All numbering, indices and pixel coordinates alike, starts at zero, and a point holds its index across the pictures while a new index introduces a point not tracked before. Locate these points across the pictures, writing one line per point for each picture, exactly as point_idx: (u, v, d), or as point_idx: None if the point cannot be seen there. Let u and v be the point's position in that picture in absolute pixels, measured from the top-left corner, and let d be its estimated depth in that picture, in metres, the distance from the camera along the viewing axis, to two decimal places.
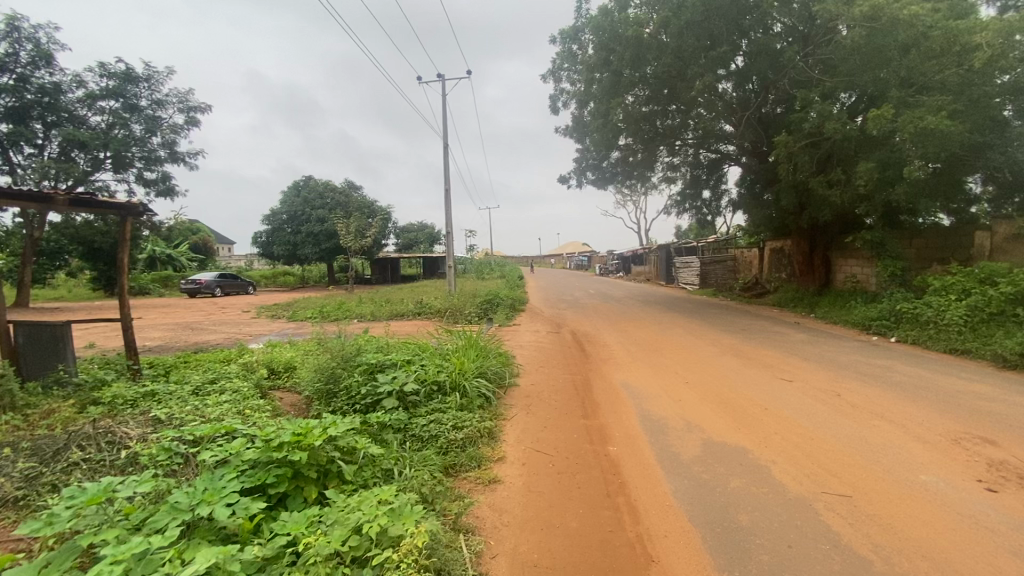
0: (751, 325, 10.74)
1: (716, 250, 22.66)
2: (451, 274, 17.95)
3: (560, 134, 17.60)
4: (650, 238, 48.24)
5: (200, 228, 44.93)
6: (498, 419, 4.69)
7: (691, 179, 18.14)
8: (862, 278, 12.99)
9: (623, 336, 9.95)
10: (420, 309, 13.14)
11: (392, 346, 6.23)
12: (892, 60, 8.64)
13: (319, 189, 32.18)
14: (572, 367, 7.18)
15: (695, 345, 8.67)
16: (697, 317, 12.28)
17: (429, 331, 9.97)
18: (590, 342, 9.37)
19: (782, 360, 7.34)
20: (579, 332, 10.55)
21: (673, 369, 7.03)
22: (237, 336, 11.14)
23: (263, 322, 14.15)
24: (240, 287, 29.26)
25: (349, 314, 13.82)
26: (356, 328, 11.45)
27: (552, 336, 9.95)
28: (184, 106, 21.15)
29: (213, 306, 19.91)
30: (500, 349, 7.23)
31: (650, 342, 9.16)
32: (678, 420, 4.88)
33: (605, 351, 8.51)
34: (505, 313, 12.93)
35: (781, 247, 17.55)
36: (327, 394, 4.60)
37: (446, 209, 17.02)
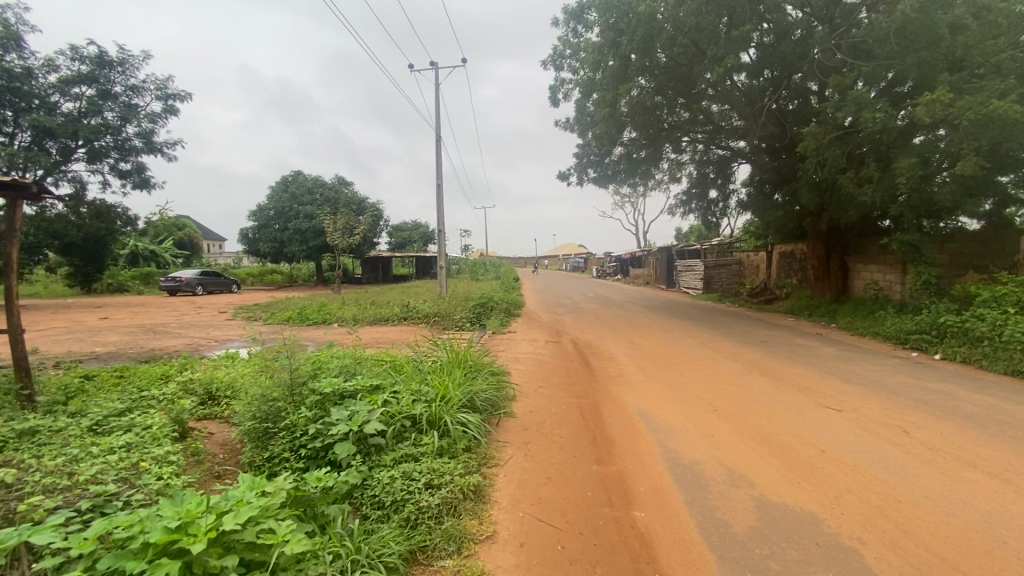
0: (771, 336, 9.75)
1: (719, 253, 21.73)
2: (442, 276, 16.84)
3: (561, 127, 16.58)
4: (647, 239, 47.66)
5: (185, 223, 43.48)
6: (487, 467, 3.64)
7: (697, 178, 17.19)
8: (884, 286, 12.06)
9: (630, 348, 8.92)
10: (405, 313, 12.06)
11: (360, 364, 5.16)
12: (943, 40, 7.74)
13: (308, 184, 31.09)
14: (577, 387, 6.13)
15: (714, 360, 7.65)
16: (709, 325, 11.26)
17: (414, 340, 8.88)
18: (595, 355, 8.31)
19: (819, 381, 6.36)
20: (581, 342, 9.53)
21: (695, 390, 6.01)
22: (200, 342, 10.00)
23: (236, 326, 13.00)
24: (223, 286, 28.04)
25: (329, 317, 12.69)
26: (332, 335, 10.33)
27: (552, 347, 8.88)
28: (162, 93, 20.07)
29: (188, 306, 18.73)
30: (493, 365, 6.18)
31: (662, 356, 8.12)
32: (716, 468, 3.86)
33: (613, 366, 7.47)
34: (500, 320, 11.85)
35: (792, 251, 16.62)
36: (264, 434, 3.52)
37: (438, 205, 15.94)
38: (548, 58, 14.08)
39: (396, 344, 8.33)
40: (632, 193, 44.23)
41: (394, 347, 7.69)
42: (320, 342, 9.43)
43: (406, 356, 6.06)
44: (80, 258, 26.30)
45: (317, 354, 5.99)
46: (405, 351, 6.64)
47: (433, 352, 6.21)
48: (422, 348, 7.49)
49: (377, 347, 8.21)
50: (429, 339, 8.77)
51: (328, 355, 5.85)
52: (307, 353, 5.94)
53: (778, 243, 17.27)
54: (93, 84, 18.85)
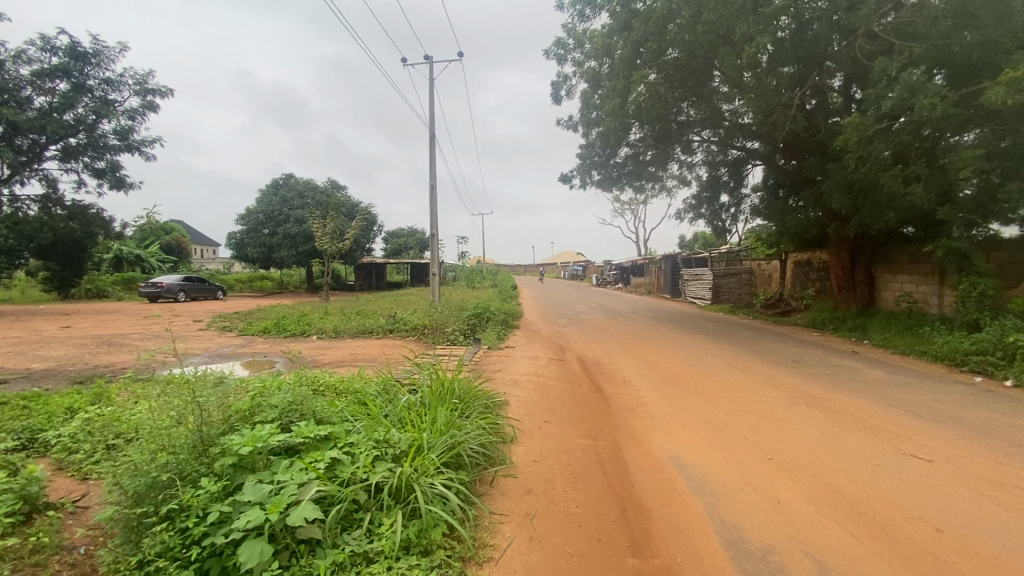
0: (803, 355, 8.66)
1: (727, 262, 20.79)
2: (435, 284, 15.68)
3: (562, 126, 15.59)
4: (647, 248, 46.99)
5: (173, 227, 42.26)
6: (476, 568, 2.52)
7: (708, 181, 16.21)
8: (919, 299, 11.03)
9: (645, 367, 7.82)
10: (392, 326, 10.73)
11: (313, 397, 4.05)
12: (1014, 13, 6.97)
13: (299, 188, 30.10)
14: (590, 423, 5.01)
15: (746, 385, 6.56)
16: (729, 341, 10.16)
17: (399, 360, 7.72)
18: (605, 376, 7.21)
19: (882, 416, 5.27)
20: (589, 359, 8.41)
21: (736, 427, 4.91)
22: (157, 358, 8.83)
23: (206, 337, 11.84)
24: (208, 292, 26.85)
25: (309, 329, 11.54)
26: (307, 351, 9.17)
27: (557, 367, 7.75)
28: (141, 88, 19.04)
29: (165, 315, 17.59)
30: (490, 396, 5.05)
31: (683, 378, 7.03)
32: (803, 562, 2.72)
33: (628, 391, 6.37)
34: (496, 333, 10.73)
35: (808, 261, 15.65)
36: (142, 521, 2.41)
37: (431, 208, 14.89)
38: (551, 48, 13.17)
39: (375, 366, 7.14)
40: (633, 201, 43.60)
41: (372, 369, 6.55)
42: (291, 362, 8.28)
43: (380, 385, 4.96)
44: (57, 262, 25.12)
45: (267, 381, 4.86)
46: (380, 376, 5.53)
47: (412, 380, 5.09)
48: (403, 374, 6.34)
49: (352, 369, 7.04)
50: (415, 357, 7.64)
51: (280, 383, 4.72)
52: (255, 381, 4.81)
53: (792, 251, 16.33)
54: (67, 77, 17.84)
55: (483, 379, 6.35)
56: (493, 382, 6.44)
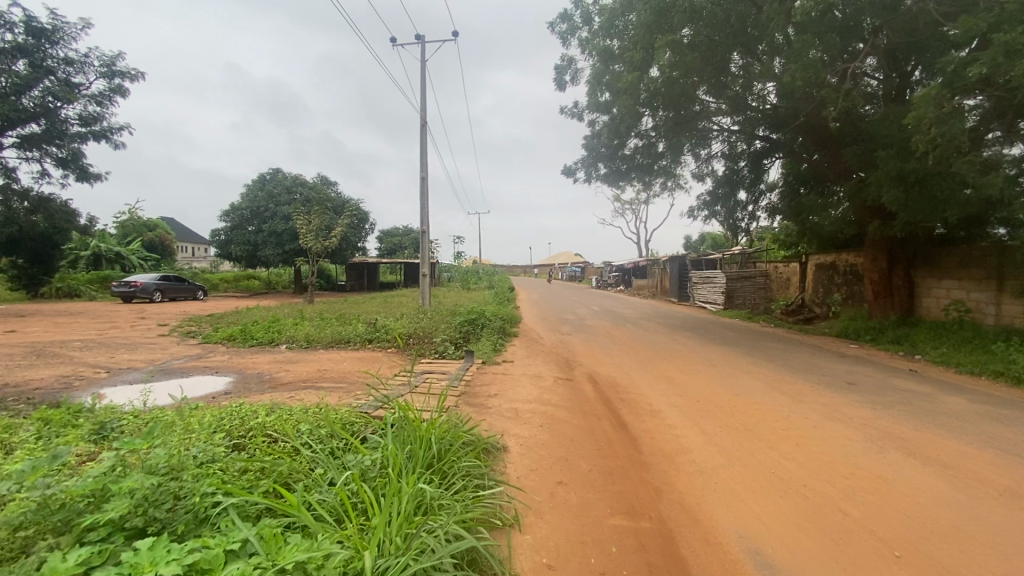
0: (854, 374, 7.35)
1: (739, 265, 19.54)
2: (425, 286, 14.15)
3: (565, 114, 14.42)
4: (649, 250, 45.96)
5: (156, 224, 40.57)
6: None
7: (724, 176, 14.93)
8: (972, 306, 9.75)
9: (669, 391, 6.50)
10: (372, 334, 9.17)
11: (211, 473, 2.71)
12: None
13: (286, 183, 28.68)
14: (621, 484, 3.67)
15: (805, 421, 5.23)
16: (762, 355, 8.77)
17: (372, 385, 6.21)
18: (626, 404, 5.82)
19: (1009, 472, 3.94)
20: (603, 380, 6.99)
21: (826, 496, 3.55)
22: (87, 373, 7.42)
23: (161, 345, 10.37)
24: (187, 293, 25.41)
25: (277, 337, 10.09)
26: (267, 366, 7.73)
27: (564, 390, 6.34)
28: (107, 70, 17.65)
29: (132, 318, 16.21)
30: (479, 451, 3.69)
31: (723, 409, 5.69)
32: None
33: (662, 427, 5.01)
34: (492, 344, 9.30)
35: (833, 264, 14.40)
36: None
37: (421, 202, 13.56)
38: (554, 23, 11.98)
39: (338, 394, 5.62)
40: (636, 201, 42.55)
41: (333, 401, 5.10)
42: (244, 382, 6.83)
43: (327, 435, 3.63)
44: (25, 258, 23.59)
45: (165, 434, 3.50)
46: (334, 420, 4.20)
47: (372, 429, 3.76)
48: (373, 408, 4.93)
49: (310, 397, 5.58)
50: (392, 378, 6.29)
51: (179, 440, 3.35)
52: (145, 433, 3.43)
53: (815, 252, 15.10)
54: (26, 57, 16.38)
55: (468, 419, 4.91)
56: (486, 418, 5.01)
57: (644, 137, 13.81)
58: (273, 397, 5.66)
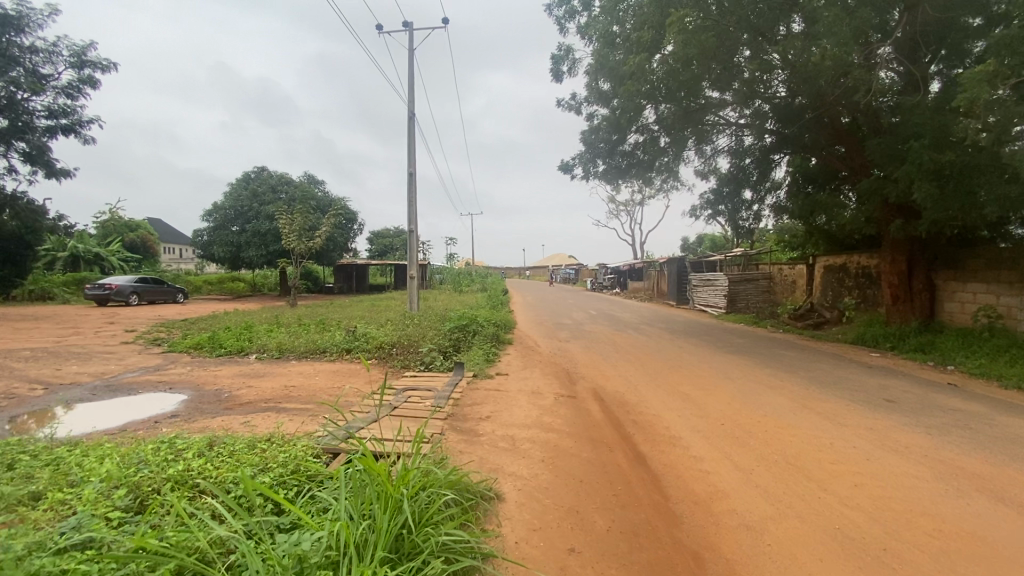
0: (889, 389, 6.59)
1: (740, 266, 18.80)
2: (412, 289, 13.23)
3: (562, 108, 13.62)
4: (645, 251, 45.32)
5: (138, 224, 39.34)
6: None
7: (729, 174, 14.20)
8: (1003, 312, 9.05)
9: (684, 410, 5.69)
10: (351, 344, 8.25)
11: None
12: None
13: (272, 182, 27.69)
14: (652, 549, 2.85)
15: (853, 451, 4.44)
16: (781, 366, 7.97)
17: (345, 409, 5.32)
18: (640, 429, 4.99)
19: None
20: (610, 398, 6.14)
21: (915, 565, 2.77)
22: (21, 390, 6.49)
23: (118, 356, 9.38)
24: (166, 296, 24.36)
25: (247, 346, 9.15)
26: (229, 382, 6.83)
27: (567, 411, 5.50)
28: (77, 60, 16.69)
29: (100, 322, 15.21)
30: (464, 515, 2.87)
31: (751, 433, 4.90)
32: None
33: (687, 461, 4.19)
34: (484, 354, 8.43)
35: (843, 265, 13.70)
36: None
37: (409, 199, 12.70)
38: (551, 7, 11.25)
39: (301, 422, 4.73)
40: (630, 202, 41.88)
41: (289, 434, 4.20)
42: (197, 402, 5.90)
43: (261, 498, 2.80)
44: None
45: (40, 500, 2.65)
46: (284, 466, 3.35)
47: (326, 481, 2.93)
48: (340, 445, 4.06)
49: (266, 426, 4.67)
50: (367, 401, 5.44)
51: (53, 511, 2.48)
52: (10, 500, 2.56)
53: (824, 254, 14.39)
54: None
55: (455, 459, 4.04)
56: (477, 454, 4.14)
57: (645, 132, 13.08)
58: (224, 426, 4.74)
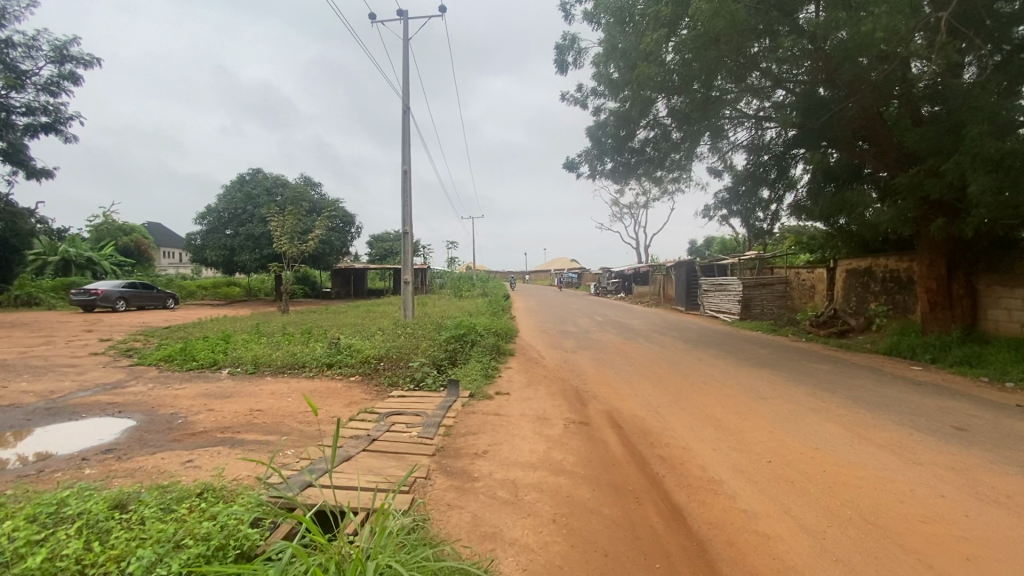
0: (953, 413, 5.67)
1: (754, 271, 17.89)
2: (407, 295, 12.34)
3: (566, 102, 12.65)
4: (649, 255, 44.34)
5: (133, 228, 38.72)
6: None
7: (745, 172, 13.31)
8: None
9: (717, 440, 4.79)
10: (333, 358, 7.37)
11: None
12: None
13: (267, 184, 26.90)
14: None
15: (945, 503, 3.54)
16: (817, 382, 7.07)
17: (313, 443, 4.43)
18: (671, 469, 4.09)
19: None
20: (629, 424, 5.25)
21: None
22: None
23: (79, 370, 8.50)
24: (156, 301, 23.53)
25: (221, 359, 8.27)
26: (189, 403, 5.96)
27: (579, 444, 4.61)
28: (58, 54, 15.97)
29: (77, 330, 14.37)
30: None
31: (807, 475, 3.99)
32: None
33: (737, 520, 3.30)
34: (482, 369, 7.54)
35: (868, 269, 12.78)
36: None
37: (404, 198, 11.86)
38: None
39: (254, 464, 3.85)
40: (635, 205, 40.91)
41: (231, 487, 3.32)
42: (143, 430, 5.02)
43: None
44: None
45: None
46: (203, 544, 2.50)
47: None
48: (294, 501, 3.20)
49: (211, 469, 3.80)
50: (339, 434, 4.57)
51: None
52: None
53: (847, 256, 13.49)
54: None
55: (440, 522, 3.15)
56: (469, 513, 3.24)
57: (656, 126, 12.21)
58: (161, 469, 3.87)
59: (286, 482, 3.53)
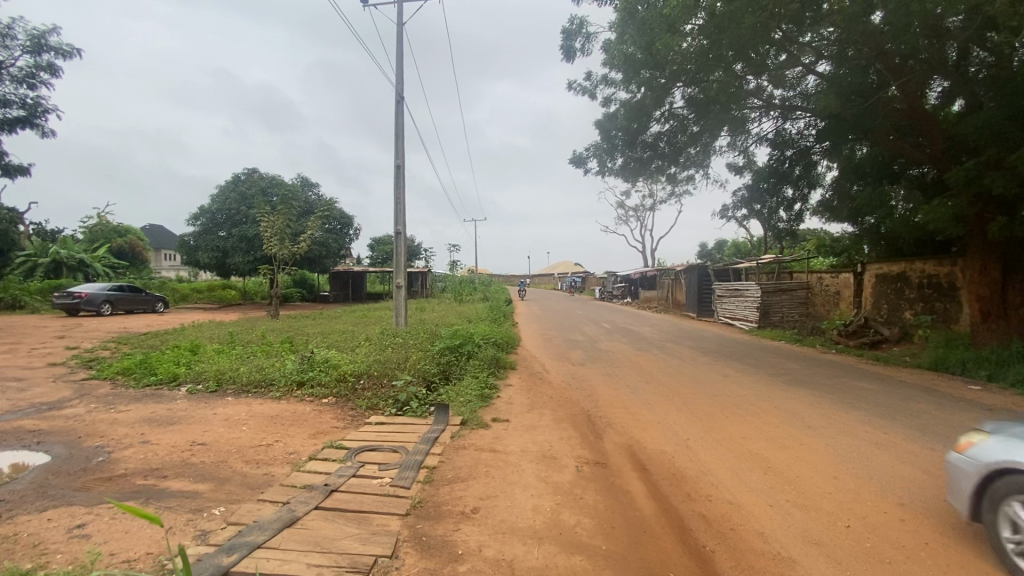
0: None
1: (771, 276, 16.82)
2: (400, 300, 11.32)
3: (575, 91, 11.54)
4: (657, 259, 43.11)
5: (128, 229, 37.94)
6: None
7: (766, 169, 12.31)
8: None
9: (775, 492, 3.76)
10: (305, 375, 6.35)
11: None
12: None
13: (262, 184, 25.97)
14: None
15: None
16: (871, 407, 6.03)
17: (254, 497, 3.42)
18: (722, 541, 3.08)
19: None
20: (659, 467, 4.21)
21: None
22: None
23: (24, 385, 7.52)
24: (145, 304, 22.61)
25: (182, 373, 7.26)
26: (126, 433, 4.96)
27: (597, 499, 3.57)
28: (35, 44, 15.11)
29: (48, 336, 13.41)
30: None
31: (907, 551, 2.98)
32: None
33: None
34: (478, 388, 6.52)
35: (902, 274, 11.73)
36: None
37: (396, 194, 10.86)
38: None
39: (160, 539, 2.84)
40: (642, 207, 39.75)
41: None
42: (52, 471, 4.03)
43: None
44: None
45: None
46: None
47: None
48: None
49: (101, 546, 2.79)
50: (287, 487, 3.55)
51: None
52: None
53: (877, 261, 12.43)
54: None
55: None
56: None
57: (671, 118, 11.21)
58: (35, 542, 2.86)
59: (194, 568, 2.54)
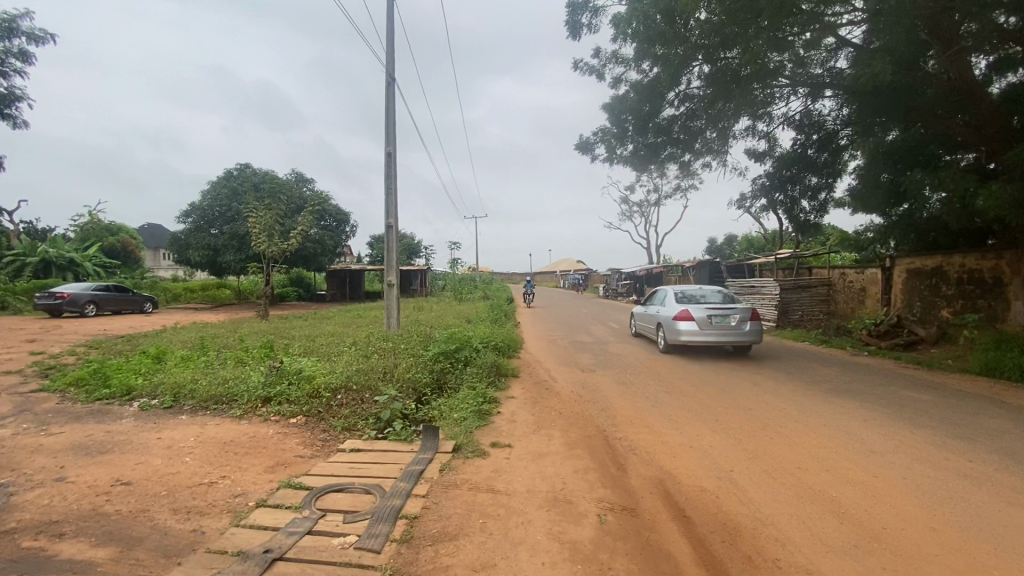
0: None
1: (788, 272, 15.87)
2: (391, 300, 10.40)
3: (582, 72, 10.59)
4: (662, 255, 42.11)
5: (121, 228, 36.99)
6: None
7: (790, 156, 11.35)
8: None
9: (864, 554, 2.84)
10: (272, 390, 5.45)
11: None
12: None
13: (254, 179, 25.06)
14: None
15: None
16: (938, 424, 5.11)
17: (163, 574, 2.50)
18: None
19: None
20: (703, 514, 3.29)
21: None
22: None
23: None
24: (132, 305, 21.71)
25: (139, 385, 6.35)
26: (43, 465, 4.05)
27: (629, 567, 2.66)
28: (6, 29, 14.22)
29: (15, 340, 12.48)
30: None
31: None
32: None
33: None
34: (476, 402, 5.62)
35: (936, 269, 10.78)
36: None
37: (387, 183, 9.94)
38: None
39: None
40: (647, 202, 38.78)
41: None
42: None
43: None
44: None
45: None
46: None
47: None
48: None
49: None
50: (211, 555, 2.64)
51: None
52: None
53: (908, 254, 11.49)
54: None
55: None
56: None
57: (687, 100, 10.26)
58: None
59: None
